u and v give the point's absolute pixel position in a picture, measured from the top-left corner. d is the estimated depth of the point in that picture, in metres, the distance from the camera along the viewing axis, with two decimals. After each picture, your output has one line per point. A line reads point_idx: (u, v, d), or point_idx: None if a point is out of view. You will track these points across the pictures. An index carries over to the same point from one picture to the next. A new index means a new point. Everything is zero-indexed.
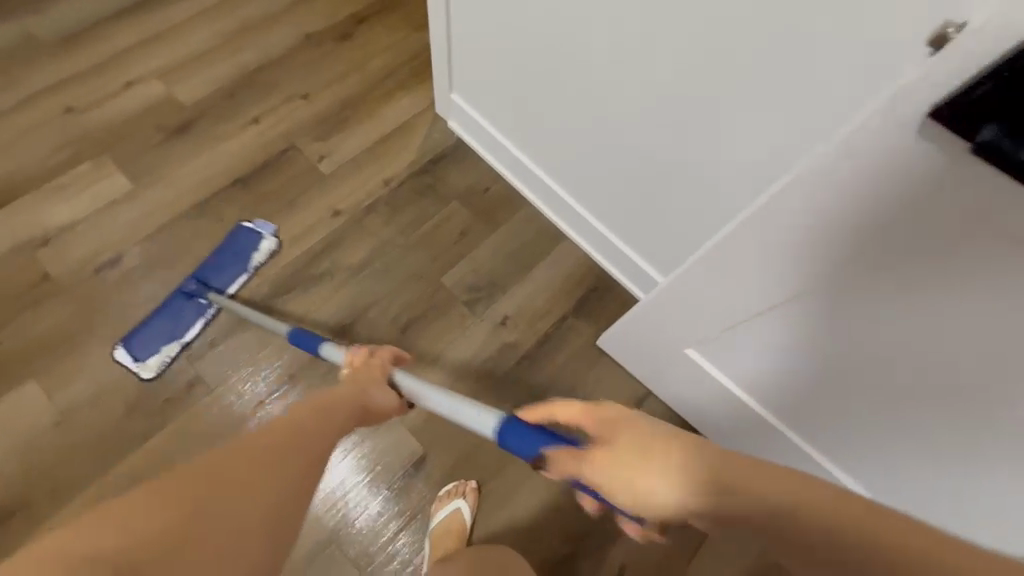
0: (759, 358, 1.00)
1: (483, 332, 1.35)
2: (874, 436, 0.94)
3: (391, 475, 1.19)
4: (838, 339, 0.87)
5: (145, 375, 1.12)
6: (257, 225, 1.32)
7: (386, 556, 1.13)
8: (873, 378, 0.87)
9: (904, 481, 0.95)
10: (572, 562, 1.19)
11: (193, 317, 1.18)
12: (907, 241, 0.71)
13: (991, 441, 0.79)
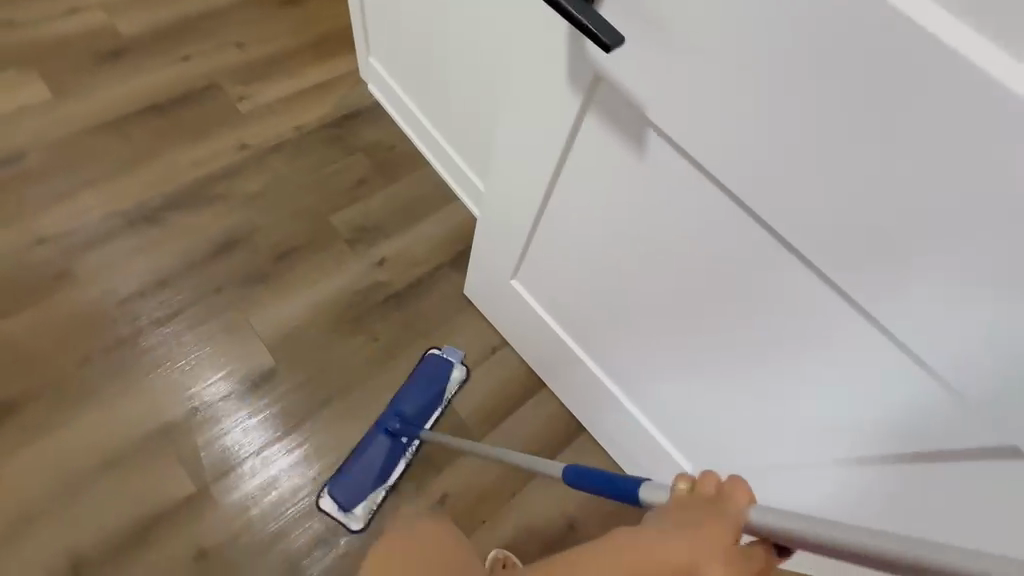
0: (603, 326, 1.02)
1: (359, 269, 1.41)
2: (684, 399, 0.98)
3: (240, 382, 1.24)
4: (659, 306, 0.89)
5: (354, 526, 1.15)
6: (447, 352, 1.31)
7: (223, 460, 1.16)
8: (684, 340, 0.90)
9: (700, 433, 1.00)
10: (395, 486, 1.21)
11: (395, 458, 1.19)
12: (694, 199, 0.73)
13: (768, 395, 0.83)
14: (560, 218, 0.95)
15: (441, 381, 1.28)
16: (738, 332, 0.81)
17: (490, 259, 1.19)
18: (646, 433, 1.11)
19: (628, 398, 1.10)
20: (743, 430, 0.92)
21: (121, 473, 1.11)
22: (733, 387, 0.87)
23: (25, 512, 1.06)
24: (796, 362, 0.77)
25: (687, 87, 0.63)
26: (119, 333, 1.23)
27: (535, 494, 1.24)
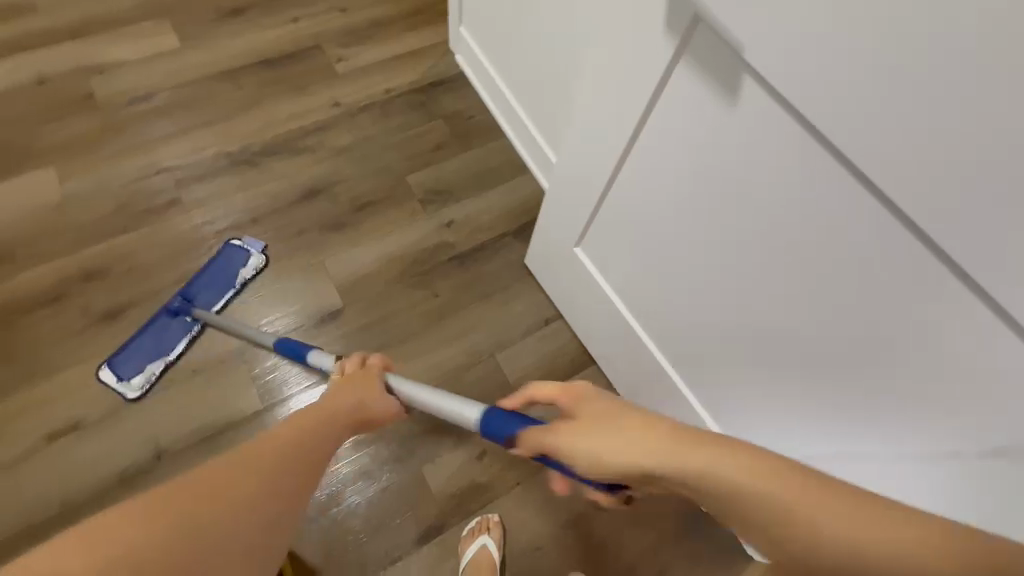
0: (668, 296, 1.02)
1: (427, 228, 1.47)
2: (740, 381, 0.96)
3: (309, 316, 1.33)
4: (730, 276, 0.88)
5: (130, 395, 1.19)
6: (245, 242, 1.36)
7: (290, 384, 1.25)
8: (752, 317, 0.88)
9: (752, 419, 0.98)
10: (439, 434, 1.25)
11: (178, 336, 1.24)
12: (783, 158, 0.71)
13: (838, 384, 0.80)
14: (644, 183, 0.94)
15: (231, 267, 1.33)
16: (811, 314, 0.78)
17: (558, 225, 1.20)
18: (701, 418, 1.08)
19: (682, 379, 1.09)
20: (798, 419, 0.89)
21: (200, 383, 1.23)
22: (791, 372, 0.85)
23: (120, 403, 1.20)
24: (888, 352, 0.71)
25: (796, 37, 0.61)
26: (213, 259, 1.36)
27: None
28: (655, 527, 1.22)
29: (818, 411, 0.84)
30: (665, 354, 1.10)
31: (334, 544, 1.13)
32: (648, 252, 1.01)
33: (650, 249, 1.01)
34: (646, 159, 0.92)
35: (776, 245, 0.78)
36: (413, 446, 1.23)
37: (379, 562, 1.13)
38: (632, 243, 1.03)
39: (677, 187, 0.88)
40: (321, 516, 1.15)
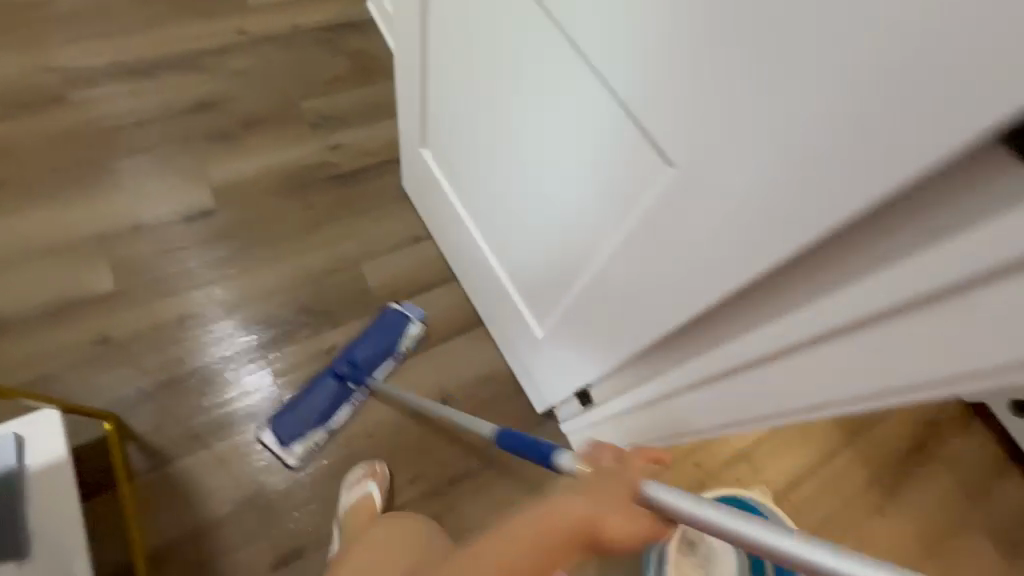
0: (481, 189, 1.11)
1: (314, 148, 1.54)
2: (533, 266, 1.06)
3: (178, 213, 1.36)
4: (510, 158, 0.97)
5: (140, 363, 1.18)
6: (407, 308, 1.33)
7: (155, 269, 1.28)
8: (527, 195, 0.97)
9: (548, 302, 1.07)
10: (292, 328, 1.29)
11: (340, 403, 1.21)
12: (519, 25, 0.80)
13: (581, 249, 0.89)
14: (460, 96, 1.02)
15: (395, 331, 1.30)
16: (557, 183, 0.87)
17: (406, 124, 1.27)
18: (521, 308, 1.17)
19: (503, 273, 1.18)
20: (568, 294, 0.99)
21: (53, 261, 1.25)
22: (557, 244, 0.95)
23: None
24: (600, 201, 0.80)
25: None
26: (90, 153, 1.40)
27: (414, 366, 1.32)
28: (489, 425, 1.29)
29: (576, 280, 0.95)
30: (491, 250, 1.19)
31: (167, 415, 1.15)
32: (463, 147, 1.10)
33: (464, 144, 1.09)
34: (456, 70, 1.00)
35: (542, 134, 0.86)
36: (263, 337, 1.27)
37: (210, 432, 1.15)
38: (453, 139, 1.12)
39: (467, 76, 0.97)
40: (157, 390, 1.17)
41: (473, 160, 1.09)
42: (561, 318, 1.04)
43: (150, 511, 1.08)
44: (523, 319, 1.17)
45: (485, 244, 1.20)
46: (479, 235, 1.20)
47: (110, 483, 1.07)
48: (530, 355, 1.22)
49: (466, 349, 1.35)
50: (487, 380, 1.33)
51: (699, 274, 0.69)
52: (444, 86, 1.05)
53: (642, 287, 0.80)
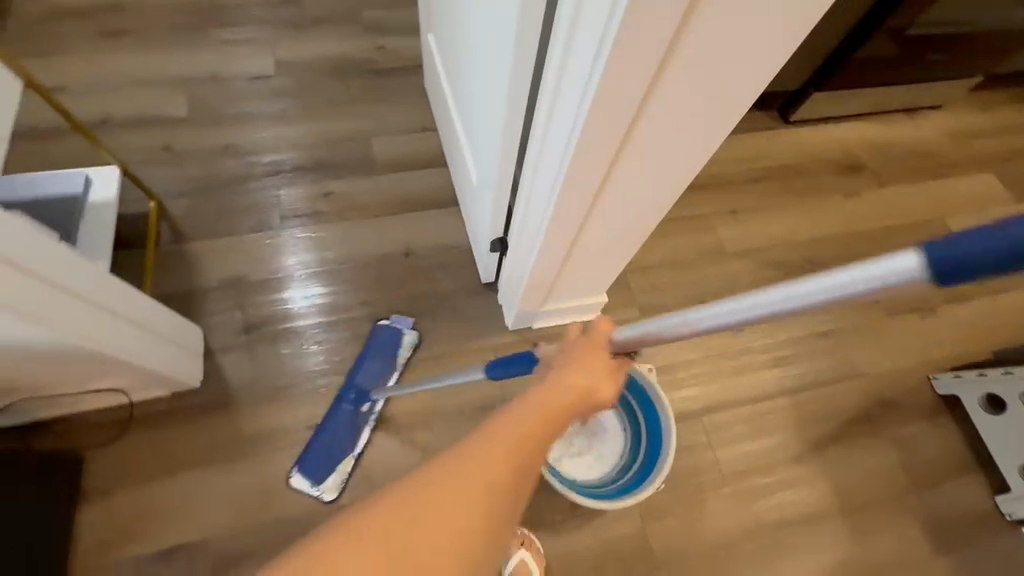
0: (449, 54, 1.29)
1: (362, 47, 1.82)
2: (469, 119, 1.23)
3: (244, 73, 1.70)
4: (454, 15, 1.15)
5: (182, 170, 1.52)
6: (395, 321, 1.39)
7: (218, 106, 1.63)
8: (463, 49, 1.14)
9: (476, 154, 1.23)
10: (304, 170, 1.58)
11: (360, 425, 1.27)
12: None
13: (484, 85, 1.05)
14: None
15: (393, 347, 1.36)
16: (470, 25, 1.05)
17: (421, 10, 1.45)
18: (466, 167, 1.34)
19: (459, 136, 1.35)
20: (481, 136, 1.15)
21: (148, 89, 1.63)
22: (475, 89, 1.12)
23: (91, 84, 1.61)
24: (484, 30, 0.97)
25: None
26: (194, 21, 1.78)
27: (393, 223, 1.53)
28: (439, 283, 1.47)
29: (484, 120, 1.11)
30: (455, 117, 1.36)
31: (194, 207, 1.47)
32: (439, 16, 1.29)
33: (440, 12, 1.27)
34: None
35: None
36: (277, 166, 1.57)
37: (217, 227, 1.46)
38: (437, 9, 1.29)
39: None
40: (191, 192, 1.49)
41: (444, 26, 1.26)
42: (482, 163, 1.19)
43: (163, 271, 1.39)
44: (467, 178, 1.34)
45: (453, 111, 1.37)
46: (450, 103, 1.37)
47: (142, 244, 1.40)
48: (473, 216, 1.38)
49: (438, 219, 1.55)
50: (448, 248, 1.51)
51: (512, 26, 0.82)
52: None
53: (497, 70, 0.94)
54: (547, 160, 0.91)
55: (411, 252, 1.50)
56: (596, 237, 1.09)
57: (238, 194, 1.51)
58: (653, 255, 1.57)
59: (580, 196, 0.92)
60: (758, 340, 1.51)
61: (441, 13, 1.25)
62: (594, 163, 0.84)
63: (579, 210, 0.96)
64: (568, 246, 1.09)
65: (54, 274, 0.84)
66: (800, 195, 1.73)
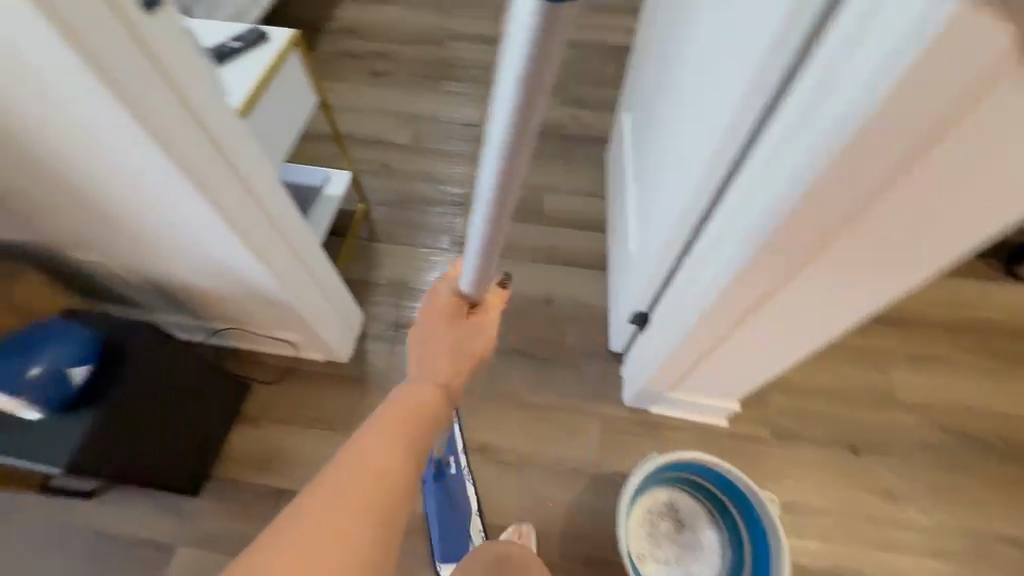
0: (643, 137, 1.37)
1: (561, 114, 2.04)
2: (646, 197, 1.28)
3: (460, 119, 2.03)
4: (658, 108, 1.24)
5: (390, 185, 1.83)
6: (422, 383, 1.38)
7: (432, 141, 1.96)
8: (659, 138, 1.22)
9: (643, 230, 1.27)
10: (482, 207, 1.78)
11: (460, 485, 1.27)
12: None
13: (667, 177, 1.12)
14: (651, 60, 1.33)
15: None
16: (672, 119, 1.12)
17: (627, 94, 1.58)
18: (628, 239, 1.38)
19: (631, 210, 1.40)
20: (653, 219, 1.20)
21: (388, 118, 2.03)
22: (659, 178, 1.19)
23: (352, 107, 2.07)
24: (684, 129, 1.03)
25: None
26: (435, 71, 2.18)
27: (543, 270, 1.64)
28: (568, 335, 1.51)
29: (659, 204, 1.16)
30: (632, 191, 1.42)
31: (390, 216, 1.76)
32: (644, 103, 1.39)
33: (645, 100, 1.39)
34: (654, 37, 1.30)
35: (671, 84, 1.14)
36: (457, 202, 1.79)
37: (400, 236, 1.71)
38: (643, 96, 1.39)
39: (655, 42, 1.29)
40: (390, 204, 1.79)
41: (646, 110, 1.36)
42: (647, 240, 1.22)
43: (350, 259, 1.67)
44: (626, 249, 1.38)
45: (631, 186, 1.44)
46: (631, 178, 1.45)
47: (344, 234, 1.70)
48: (621, 286, 1.42)
49: (583, 278, 1.62)
50: (587, 307, 1.57)
51: (715, 135, 0.85)
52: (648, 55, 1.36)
53: (687, 171, 0.99)
54: (705, 267, 0.91)
55: (551, 300, 1.58)
56: (750, 347, 1.04)
57: (424, 214, 1.76)
58: (806, 375, 1.42)
59: (734, 309, 0.89)
60: (911, 513, 1.26)
61: (647, 100, 1.35)
62: (756, 284, 0.82)
63: (729, 321, 0.94)
64: (711, 349, 1.07)
65: (296, 244, 1.10)
66: (1013, 362, 1.44)
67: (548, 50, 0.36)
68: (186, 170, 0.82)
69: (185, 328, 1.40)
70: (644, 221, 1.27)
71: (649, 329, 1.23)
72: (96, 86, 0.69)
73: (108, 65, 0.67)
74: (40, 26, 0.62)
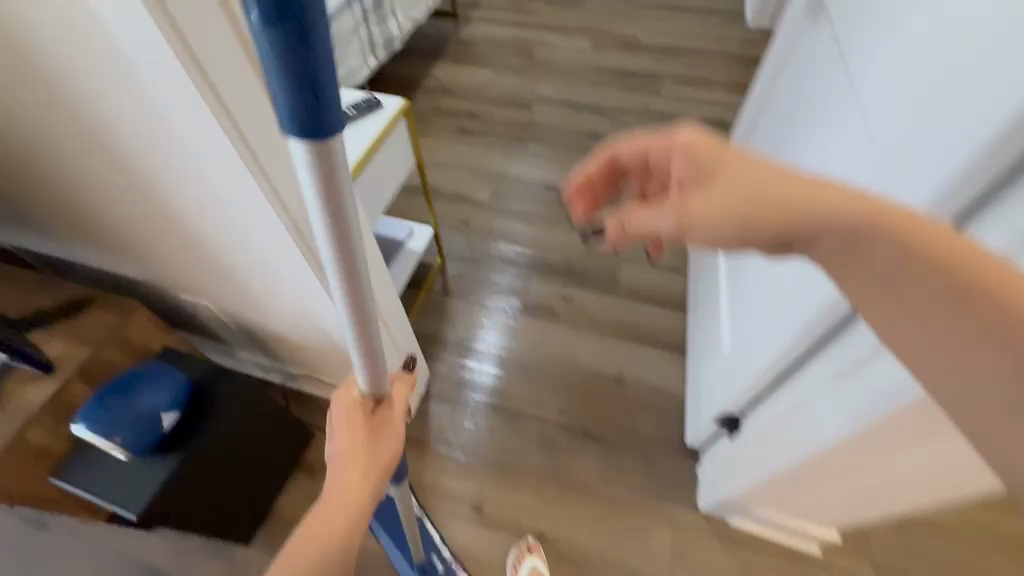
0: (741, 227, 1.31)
1: None
2: (740, 294, 1.21)
3: (540, 181, 2.05)
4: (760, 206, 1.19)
5: (466, 241, 1.86)
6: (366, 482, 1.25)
7: (511, 201, 1.98)
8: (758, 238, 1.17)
9: (737, 327, 1.19)
10: (557, 272, 1.76)
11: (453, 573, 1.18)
12: (802, 104, 1.06)
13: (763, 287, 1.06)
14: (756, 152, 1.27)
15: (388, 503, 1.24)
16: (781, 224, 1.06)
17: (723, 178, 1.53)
18: (717, 332, 1.30)
19: (719, 300, 1.33)
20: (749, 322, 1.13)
21: (470, 175, 2.08)
22: (753, 283, 1.14)
23: (437, 162, 2.15)
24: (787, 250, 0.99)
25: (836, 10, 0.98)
26: (520, 133, 2.25)
27: (616, 345, 1.57)
28: (641, 423, 1.42)
29: (754, 310, 1.10)
30: (723, 280, 1.35)
31: (464, 273, 1.77)
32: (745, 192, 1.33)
33: None
34: (766, 129, 1.25)
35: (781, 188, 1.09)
36: (520, 263, 1.79)
37: (473, 294, 1.71)
38: None
39: (765, 135, 1.24)
40: (465, 261, 1.80)
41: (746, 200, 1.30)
42: (741, 342, 1.14)
43: (421, 312, 1.68)
44: (714, 343, 1.30)
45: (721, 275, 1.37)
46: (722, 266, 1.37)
47: (417, 286, 1.71)
48: (703, 380, 1.33)
49: (659, 358, 1.54)
50: (661, 391, 1.48)
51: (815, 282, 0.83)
52: (754, 145, 1.31)
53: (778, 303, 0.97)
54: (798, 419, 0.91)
55: (623, 378, 1.50)
56: (861, 485, 0.93)
57: (498, 274, 1.76)
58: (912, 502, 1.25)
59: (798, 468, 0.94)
60: None
61: None
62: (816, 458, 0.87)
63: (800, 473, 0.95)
64: (800, 483, 1.00)
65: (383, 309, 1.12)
66: None
67: (329, 173, 0.40)
68: (281, 209, 0.83)
69: (260, 368, 1.43)
70: (739, 319, 1.19)
71: (737, 437, 1.13)
72: (213, 129, 0.70)
73: (229, 109, 0.69)
74: (175, 72, 0.64)
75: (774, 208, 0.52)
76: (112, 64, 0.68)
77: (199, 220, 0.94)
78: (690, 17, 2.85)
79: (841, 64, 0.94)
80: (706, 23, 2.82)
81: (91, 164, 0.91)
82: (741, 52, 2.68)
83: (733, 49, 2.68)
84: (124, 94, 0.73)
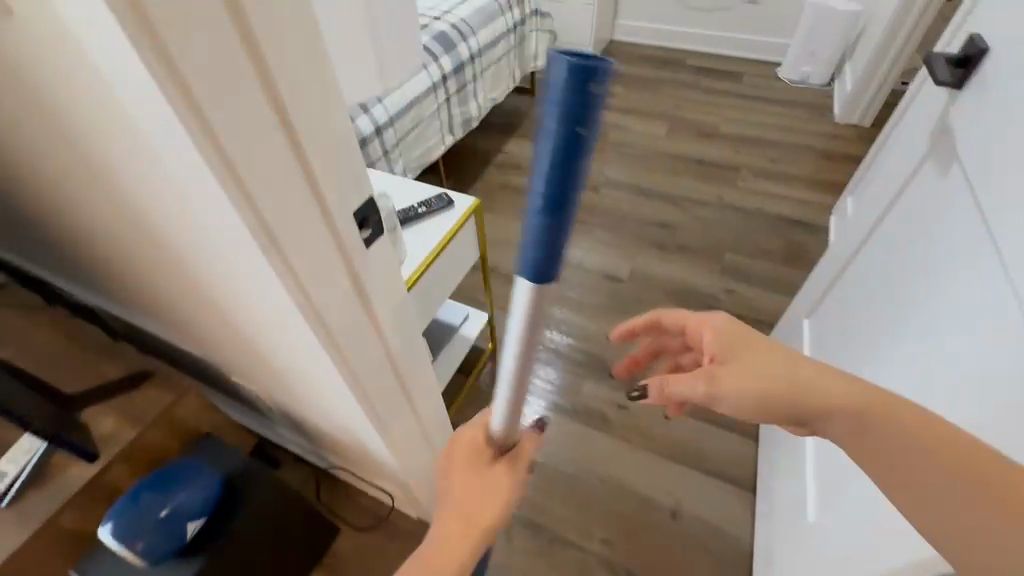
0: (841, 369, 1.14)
1: (712, 284, 1.91)
2: (837, 454, 1.03)
3: (603, 270, 1.97)
4: (872, 357, 1.02)
5: None
6: None
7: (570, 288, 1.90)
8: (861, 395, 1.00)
9: (828, 494, 1.01)
10: (613, 373, 1.64)
11: None
12: (934, 258, 0.91)
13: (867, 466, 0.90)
14: (869, 290, 1.12)
15: None
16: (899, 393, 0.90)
17: (814, 298, 1.37)
18: (803, 486, 1.12)
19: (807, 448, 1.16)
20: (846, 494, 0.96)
21: None
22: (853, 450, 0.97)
23: (499, 239, 2.13)
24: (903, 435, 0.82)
25: (974, 159, 0.84)
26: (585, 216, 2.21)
27: (673, 470, 1.42)
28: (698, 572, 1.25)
29: (855, 486, 0.92)
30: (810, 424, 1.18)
31: None
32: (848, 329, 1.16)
33: (849, 327, 1.16)
34: (881, 267, 1.10)
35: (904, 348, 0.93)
36: (571, 358, 1.67)
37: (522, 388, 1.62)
38: (848, 321, 1.18)
39: (880, 274, 1.09)
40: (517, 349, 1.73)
41: (851, 342, 1.13)
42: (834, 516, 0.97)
43: (466, 402, 1.59)
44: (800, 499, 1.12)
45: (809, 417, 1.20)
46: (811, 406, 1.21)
47: (466, 373, 1.65)
48: (780, 540, 1.15)
49: (722, 494, 1.37)
50: (724, 534, 1.31)
51: None
52: (865, 279, 1.15)
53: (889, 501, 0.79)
54: None
55: (680, 513, 1.34)
56: None
57: (550, 369, 1.66)
58: None
59: None
60: None
61: (854, 330, 1.13)
62: None
63: None
64: None
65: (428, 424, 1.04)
66: None
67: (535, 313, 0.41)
68: None
69: (300, 447, 1.39)
70: (831, 484, 1.02)
71: None
72: (237, 226, 0.49)
73: (262, 210, 0.47)
74: (189, 154, 0.42)
75: (791, 392, 0.60)
76: (108, 112, 0.47)
77: (221, 301, 0.74)
78: (771, 107, 2.78)
79: (984, 226, 0.80)
80: (788, 114, 2.74)
81: (98, 212, 0.72)
82: (826, 145, 2.56)
83: (818, 142, 2.57)
84: (120, 144, 0.51)
